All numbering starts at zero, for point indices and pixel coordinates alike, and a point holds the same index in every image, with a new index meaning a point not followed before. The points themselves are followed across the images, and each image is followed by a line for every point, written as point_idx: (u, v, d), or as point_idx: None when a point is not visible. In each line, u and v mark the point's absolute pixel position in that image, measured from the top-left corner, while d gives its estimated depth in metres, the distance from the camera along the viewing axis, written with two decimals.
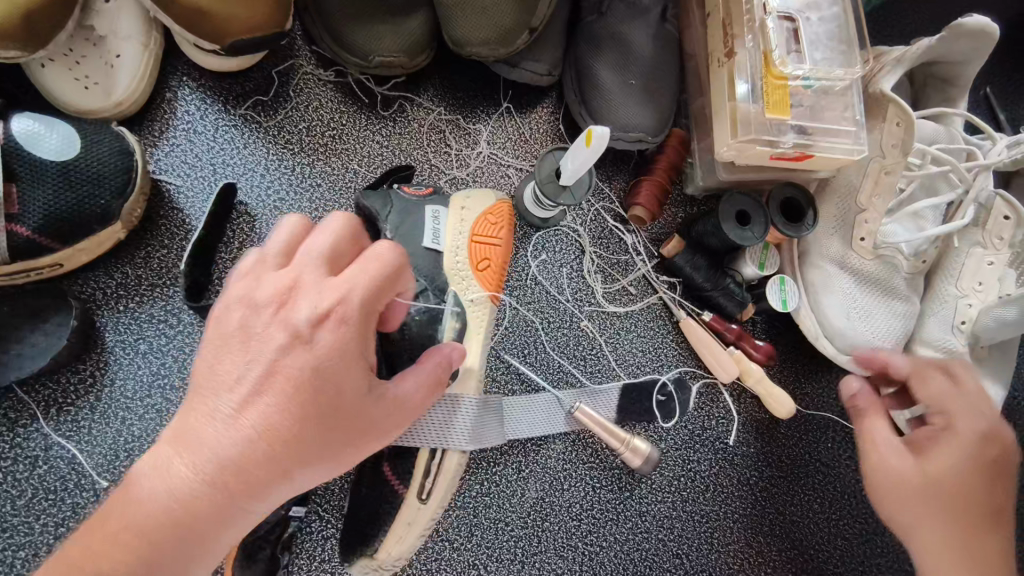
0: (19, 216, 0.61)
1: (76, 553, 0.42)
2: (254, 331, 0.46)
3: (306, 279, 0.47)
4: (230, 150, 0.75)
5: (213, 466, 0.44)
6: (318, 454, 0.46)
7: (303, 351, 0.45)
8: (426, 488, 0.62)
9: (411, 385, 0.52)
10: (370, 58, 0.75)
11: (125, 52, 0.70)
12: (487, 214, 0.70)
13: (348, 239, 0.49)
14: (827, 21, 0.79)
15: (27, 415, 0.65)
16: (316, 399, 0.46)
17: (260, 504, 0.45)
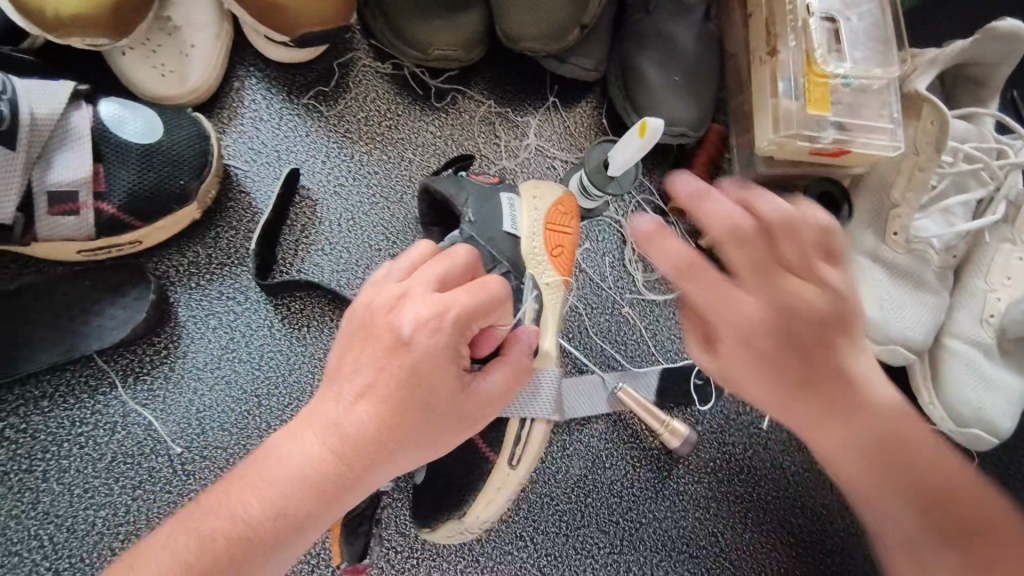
0: (105, 194, 0.65)
1: (217, 505, 0.49)
2: (371, 330, 0.53)
3: (414, 292, 0.54)
4: (294, 138, 0.79)
5: (337, 441, 0.51)
6: (417, 440, 0.53)
7: (402, 351, 0.52)
8: (517, 455, 0.68)
9: (497, 380, 0.57)
10: (430, 51, 0.79)
11: (198, 42, 0.74)
12: (557, 204, 0.77)
13: (462, 267, 0.56)
14: (867, 22, 0.81)
15: (106, 382, 0.69)
16: (417, 390, 0.52)
17: (368, 476, 0.52)
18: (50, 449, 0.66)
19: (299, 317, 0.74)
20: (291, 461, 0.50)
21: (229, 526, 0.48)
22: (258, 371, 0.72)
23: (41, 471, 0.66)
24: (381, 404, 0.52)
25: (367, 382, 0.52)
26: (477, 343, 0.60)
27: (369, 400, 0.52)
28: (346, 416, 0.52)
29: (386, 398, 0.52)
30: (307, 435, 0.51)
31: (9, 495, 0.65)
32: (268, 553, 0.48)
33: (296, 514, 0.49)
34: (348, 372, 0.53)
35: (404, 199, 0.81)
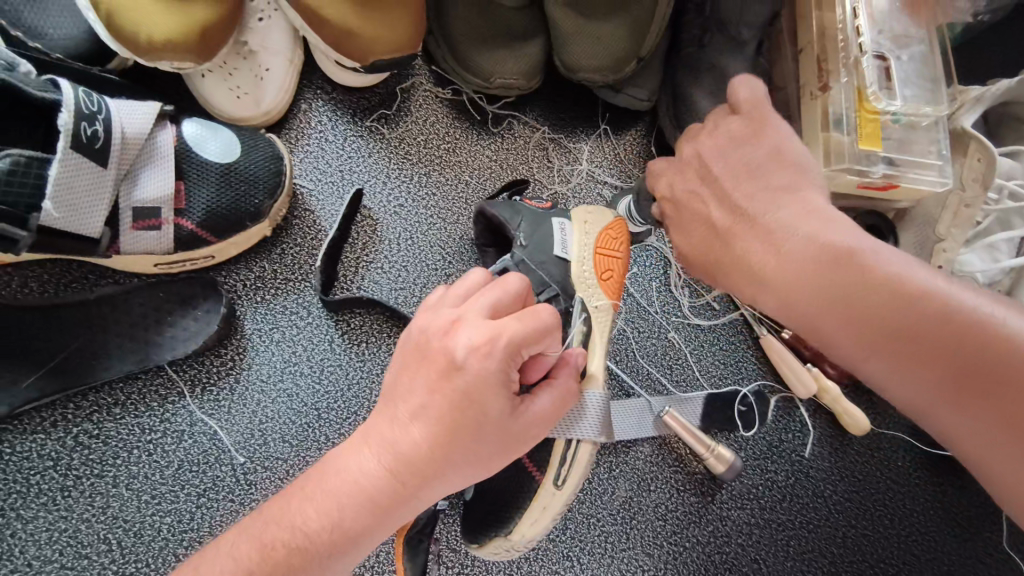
0: (185, 211, 0.68)
1: (276, 512, 0.50)
2: (425, 354, 0.52)
3: (467, 319, 0.52)
4: (356, 159, 0.82)
5: (391, 456, 0.50)
6: (467, 461, 0.51)
7: (454, 378, 0.50)
8: (562, 475, 0.67)
9: (546, 403, 0.54)
10: (492, 79, 0.81)
11: (273, 65, 0.77)
12: (608, 228, 0.77)
13: (516, 294, 0.55)
14: (918, 60, 0.83)
15: (175, 392, 0.71)
16: (469, 411, 0.50)
17: (423, 493, 0.51)
18: (120, 455, 0.68)
19: (358, 333, 0.76)
20: (353, 477, 0.50)
21: (290, 536, 0.48)
22: (319, 384, 0.74)
23: (111, 477, 0.68)
24: (436, 426, 0.50)
25: (421, 404, 0.51)
26: (527, 367, 0.58)
27: (422, 420, 0.50)
28: (402, 436, 0.50)
29: (440, 421, 0.50)
30: (370, 450, 0.51)
31: (80, 500, 0.66)
32: (331, 561, 0.49)
33: (352, 529, 0.49)
34: (403, 393, 0.52)
35: (460, 220, 0.83)
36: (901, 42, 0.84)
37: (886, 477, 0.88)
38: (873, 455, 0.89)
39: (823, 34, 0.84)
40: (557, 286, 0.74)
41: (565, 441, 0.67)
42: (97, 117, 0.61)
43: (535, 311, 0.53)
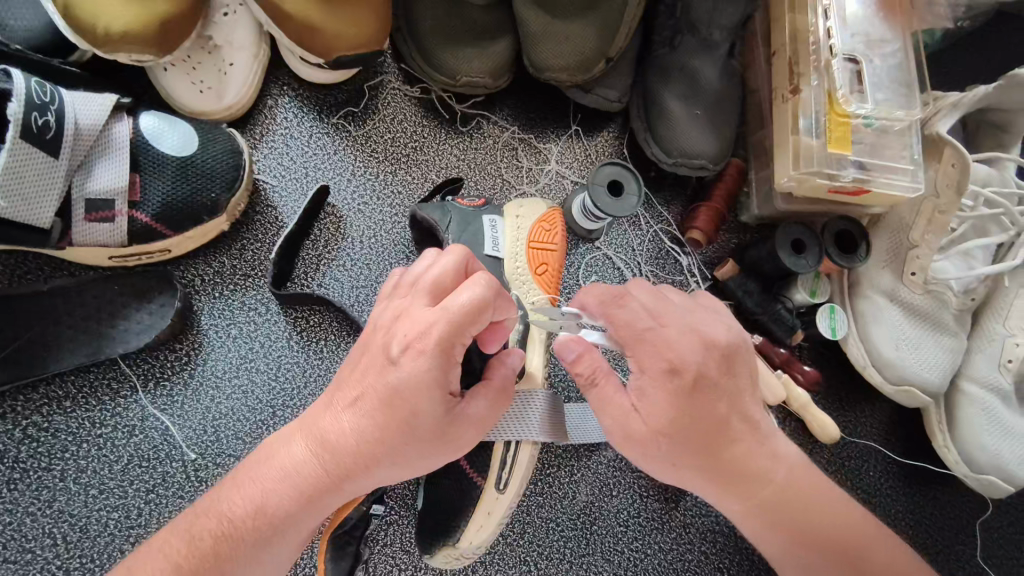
0: (140, 203, 0.68)
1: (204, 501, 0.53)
2: (371, 345, 0.55)
3: (408, 310, 0.55)
4: (322, 156, 0.81)
5: (320, 447, 0.53)
6: (393, 460, 0.53)
7: (388, 372, 0.52)
8: (503, 479, 0.68)
9: (480, 405, 0.56)
10: (458, 77, 0.81)
11: (237, 60, 0.76)
12: (540, 221, 0.77)
13: (455, 272, 0.56)
14: (891, 64, 0.82)
15: (128, 386, 0.70)
16: (404, 409, 0.52)
17: (351, 485, 0.53)
18: (69, 448, 0.68)
19: (316, 330, 0.76)
20: (287, 466, 0.53)
21: (215, 524, 0.51)
22: (275, 381, 0.73)
23: (58, 471, 0.67)
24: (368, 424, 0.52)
25: (360, 395, 0.53)
26: (484, 338, 0.62)
27: (353, 411, 0.53)
28: (335, 428, 0.53)
29: (374, 416, 0.52)
30: (304, 442, 0.54)
31: (26, 493, 0.66)
32: (255, 548, 0.51)
33: (275, 517, 0.52)
34: (347, 386, 0.55)
35: None
36: (874, 44, 0.82)
37: (855, 486, 0.87)
38: (843, 464, 0.87)
39: (795, 37, 0.83)
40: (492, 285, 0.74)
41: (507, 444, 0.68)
42: (48, 108, 0.61)
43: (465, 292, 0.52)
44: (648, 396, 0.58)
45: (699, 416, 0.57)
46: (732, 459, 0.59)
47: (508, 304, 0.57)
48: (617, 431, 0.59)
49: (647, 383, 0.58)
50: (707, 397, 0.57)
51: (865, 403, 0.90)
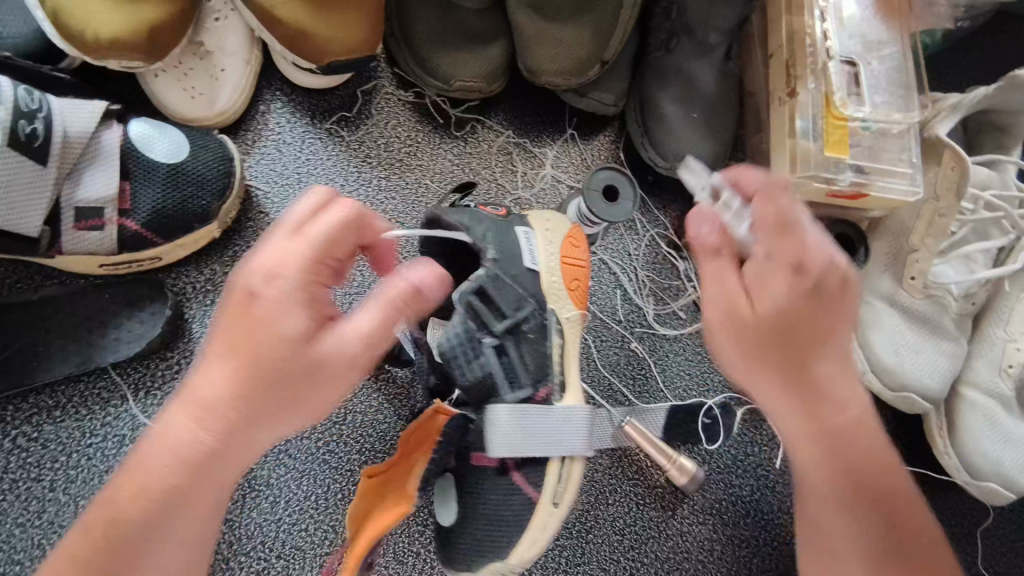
0: (131, 211, 0.67)
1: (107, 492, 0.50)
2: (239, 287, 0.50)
3: (276, 242, 0.51)
4: (315, 161, 0.81)
5: (202, 414, 0.49)
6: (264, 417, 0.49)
7: (247, 304, 0.49)
8: (558, 493, 0.67)
9: (354, 330, 0.50)
10: (451, 81, 0.80)
11: (228, 66, 0.76)
12: (568, 236, 0.77)
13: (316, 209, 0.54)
14: (889, 67, 0.81)
15: (118, 395, 0.70)
16: (296, 377, 0.49)
17: (236, 455, 0.50)
18: (58, 459, 0.67)
19: None
20: (178, 443, 0.49)
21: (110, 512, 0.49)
22: None
23: (48, 481, 0.66)
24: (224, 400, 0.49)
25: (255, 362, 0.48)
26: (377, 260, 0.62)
27: (219, 364, 0.49)
28: (204, 387, 0.49)
29: (259, 386, 0.48)
30: (186, 417, 0.49)
31: (15, 504, 0.65)
32: (147, 528, 0.49)
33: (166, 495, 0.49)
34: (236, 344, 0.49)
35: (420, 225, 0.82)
36: (872, 46, 0.82)
37: None
38: None
39: (791, 39, 0.82)
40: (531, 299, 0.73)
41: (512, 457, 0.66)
42: (36, 116, 0.61)
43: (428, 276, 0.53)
44: (761, 283, 0.55)
45: (809, 318, 0.54)
46: (820, 380, 0.57)
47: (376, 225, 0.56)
48: (724, 312, 0.57)
49: (769, 274, 0.54)
50: (828, 305, 0.54)
51: None
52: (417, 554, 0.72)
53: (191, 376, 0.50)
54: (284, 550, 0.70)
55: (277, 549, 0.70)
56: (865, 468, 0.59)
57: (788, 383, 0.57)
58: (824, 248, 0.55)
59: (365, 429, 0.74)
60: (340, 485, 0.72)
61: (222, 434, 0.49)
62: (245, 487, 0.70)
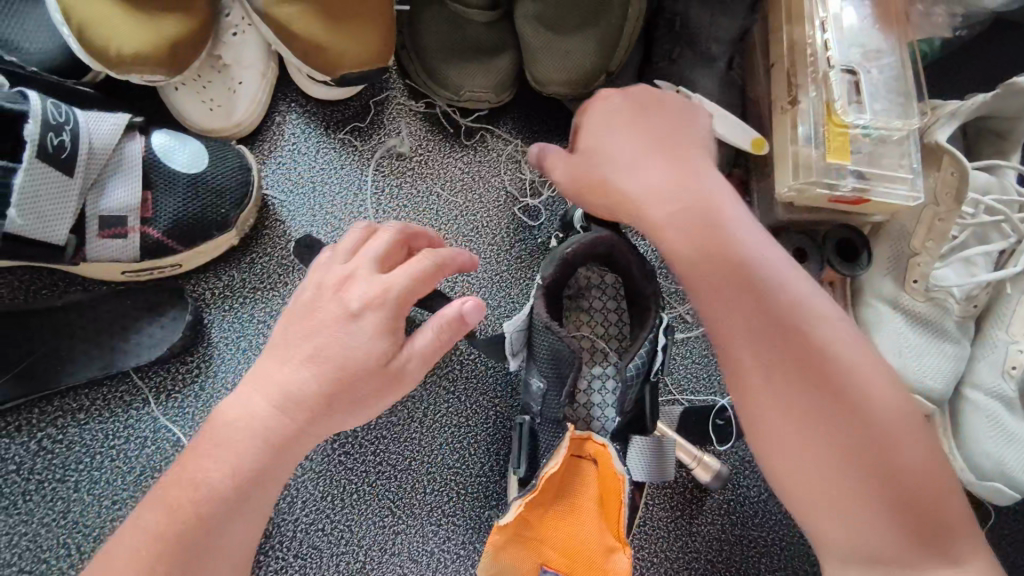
0: (152, 219, 0.69)
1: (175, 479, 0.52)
2: (319, 306, 0.56)
3: (360, 273, 0.57)
4: (328, 170, 0.83)
5: (281, 395, 0.54)
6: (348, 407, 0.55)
7: (348, 325, 0.55)
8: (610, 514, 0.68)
9: (424, 343, 0.57)
10: (461, 92, 0.82)
11: (246, 79, 0.78)
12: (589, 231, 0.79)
13: (397, 242, 0.60)
14: (889, 76, 0.83)
15: (140, 398, 0.72)
16: (363, 387, 0.55)
17: (311, 437, 0.55)
18: (82, 460, 0.69)
19: None
20: (254, 427, 0.53)
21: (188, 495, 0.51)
22: None
23: (72, 482, 0.68)
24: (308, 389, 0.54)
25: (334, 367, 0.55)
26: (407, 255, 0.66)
27: (309, 363, 0.54)
28: (291, 380, 0.54)
29: (339, 387, 0.54)
30: (266, 398, 0.54)
31: (40, 504, 0.67)
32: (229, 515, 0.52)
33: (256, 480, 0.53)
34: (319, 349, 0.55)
35: (432, 232, 0.84)
36: (870, 55, 0.84)
37: None
38: None
39: (793, 49, 0.84)
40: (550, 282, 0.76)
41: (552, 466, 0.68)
42: (64, 128, 0.63)
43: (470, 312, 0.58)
44: (623, 140, 0.66)
45: (667, 162, 0.64)
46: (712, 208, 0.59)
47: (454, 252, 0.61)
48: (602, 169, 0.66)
49: (624, 131, 0.67)
50: (677, 152, 0.64)
51: None
52: (430, 553, 0.74)
53: (269, 366, 0.55)
54: (301, 550, 0.71)
55: (295, 549, 0.71)
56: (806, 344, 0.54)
57: (684, 214, 0.60)
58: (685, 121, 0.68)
59: (377, 430, 0.76)
60: (354, 485, 0.74)
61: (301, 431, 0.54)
62: None
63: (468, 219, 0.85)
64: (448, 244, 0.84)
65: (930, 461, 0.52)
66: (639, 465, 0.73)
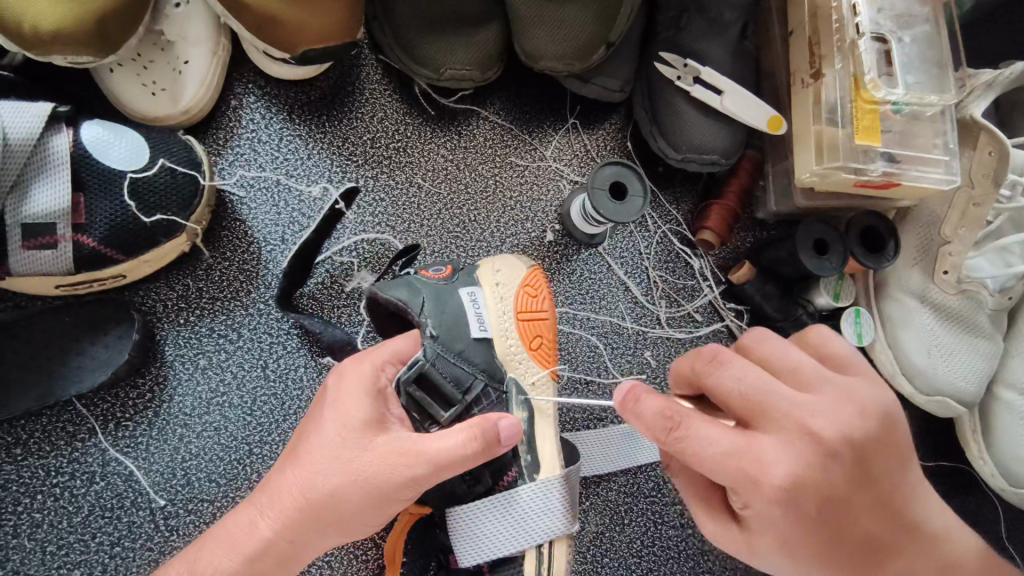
0: (86, 226, 0.59)
1: (307, 515, 0.50)
2: (361, 474, 0.50)
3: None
4: (294, 160, 0.73)
5: (335, 487, 0.50)
6: (319, 534, 0.51)
7: (237, 548, 0.51)
8: None
9: None
10: (441, 70, 0.73)
11: (193, 58, 0.68)
12: (524, 286, 0.67)
13: (306, 512, 0.50)
14: (923, 43, 0.74)
15: (85, 428, 0.64)
16: (356, 509, 0.50)
17: (316, 542, 0.51)
18: (21, 501, 0.61)
19: (293, 357, 0.68)
20: (345, 475, 0.50)
21: (311, 492, 0.50)
22: (250, 416, 0.66)
23: (11, 526, 0.61)
24: (875, 446, 0.50)
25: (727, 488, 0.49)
26: None
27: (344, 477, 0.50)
28: (334, 469, 0.50)
29: (326, 509, 0.50)
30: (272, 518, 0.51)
31: None
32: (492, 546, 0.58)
33: (315, 521, 0.50)
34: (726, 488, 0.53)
35: (412, 229, 0.75)
36: (901, 21, 0.74)
37: None
38: None
39: (815, 14, 0.74)
40: (483, 377, 0.63)
41: (493, 526, 0.58)
42: None
43: (505, 424, 0.50)
44: (763, 521, 0.49)
45: (838, 541, 0.50)
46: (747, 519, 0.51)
47: (289, 531, 0.50)
48: (762, 478, 0.48)
49: (761, 508, 0.49)
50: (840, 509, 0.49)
51: None
52: None
53: (310, 489, 0.50)
54: None
55: None
56: (784, 536, 0.49)
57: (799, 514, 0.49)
58: (806, 437, 0.48)
59: None
60: None
61: (258, 553, 0.51)
62: None
63: (453, 213, 0.76)
64: (431, 241, 0.75)
65: (867, 525, 0.51)
66: (527, 533, 0.58)
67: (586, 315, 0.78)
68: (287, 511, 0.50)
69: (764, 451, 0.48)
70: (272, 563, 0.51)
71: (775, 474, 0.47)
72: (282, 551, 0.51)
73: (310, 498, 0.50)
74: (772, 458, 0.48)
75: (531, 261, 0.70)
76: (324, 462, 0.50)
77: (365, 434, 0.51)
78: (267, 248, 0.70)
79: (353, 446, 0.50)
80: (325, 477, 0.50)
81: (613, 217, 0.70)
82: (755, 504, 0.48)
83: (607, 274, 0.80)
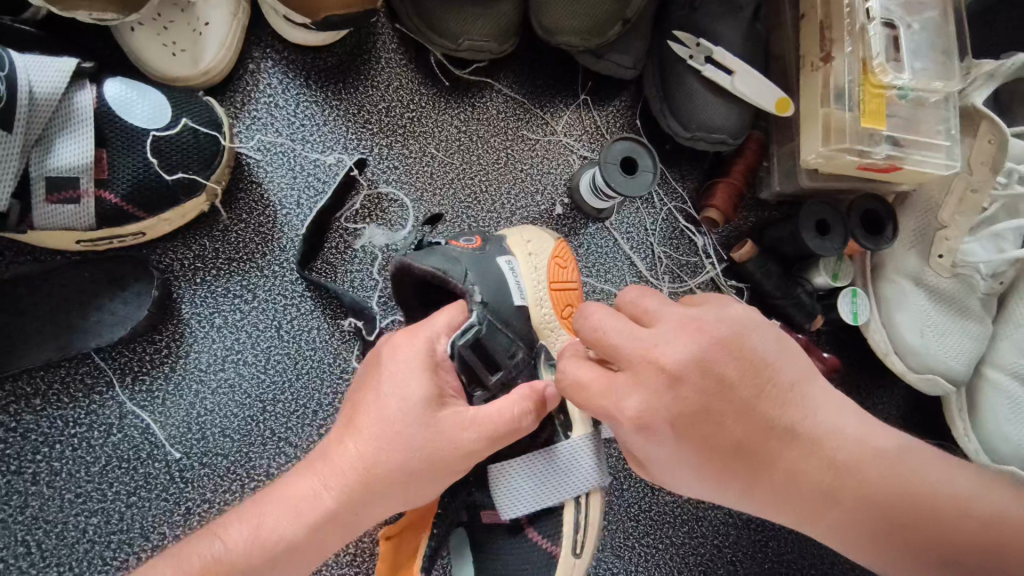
0: (108, 182, 0.60)
1: (365, 483, 0.52)
2: (429, 445, 0.52)
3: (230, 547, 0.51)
4: (310, 126, 0.74)
5: (399, 455, 0.52)
6: (376, 502, 0.52)
7: (294, 515, 0.51)
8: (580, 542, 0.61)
9: None
10: (460, 41, 0.74)
11: (213, 19, 0.68)
12: (555, 257, 0.68)
13: (365, 479, 0.52)
14: (930, 31, 0.76)
15: (103, 381, 0.65)
16: (414, 476, 0.52)
17: (369, 509, 0.53)
18: (40, 450, 0.63)
19: (308, 319, 0.70)
20: (405, 444, 0.52)
21: (375, 461, 0.52)
22: (264, 374, 0.68)
23: (30, 474, 0.62)
24: (727, 368, 0.52)
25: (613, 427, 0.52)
26: None
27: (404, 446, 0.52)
28: (396, 438, 0.52)
29: (385, 476, 0.52)
30: (330, 481, 0.52)
31: None
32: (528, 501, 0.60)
33: (372, 488, 0.52)
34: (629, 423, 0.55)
35: (425, 197, 0.76)
36: (910, 8, 0.76)
37: None
38: None
39: None
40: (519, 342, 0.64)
41: (533, 482, 0.60)
42: None
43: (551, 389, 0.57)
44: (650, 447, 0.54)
45: (727, 455, 0.54)
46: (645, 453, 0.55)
47: (347, 499, 0.52)
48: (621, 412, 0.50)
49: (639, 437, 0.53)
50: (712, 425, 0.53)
51: (881, 389, 0.87)
52: None
53: (371, 457, 0.52)
54: None
55: (103, 544, 0.62)
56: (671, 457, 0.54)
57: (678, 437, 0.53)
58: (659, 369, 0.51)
59: None
60: None
61: (319, 518, 0.51)
62: (244, 477, 0.66)
63: (465, 183, 0.78)
64: (443, 209, 0.77)
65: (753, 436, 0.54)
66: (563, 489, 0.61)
67: (591, 287, 0.80)
68: (346, 479, 0.52)
69: (618, 386, 0.50)
70: (326, 530, 0.52)
71: (625, 408, 0.50)
72: (336, 518, 0.52)
73: (372, 467, 0.52)
74: (624, 395, 0.50)
75: (549, 233, 0.72)
76: (386, 431, 0.52)
77: (426, 408, 0.53)
78: (284, 211, 0.72)
79: (413, 417, 0.53)
80: (389, 446, 0.52)
81: (623, 190, 0.72)
82: (629, 436, 0.53)
83: (613, 248, 0.82)
